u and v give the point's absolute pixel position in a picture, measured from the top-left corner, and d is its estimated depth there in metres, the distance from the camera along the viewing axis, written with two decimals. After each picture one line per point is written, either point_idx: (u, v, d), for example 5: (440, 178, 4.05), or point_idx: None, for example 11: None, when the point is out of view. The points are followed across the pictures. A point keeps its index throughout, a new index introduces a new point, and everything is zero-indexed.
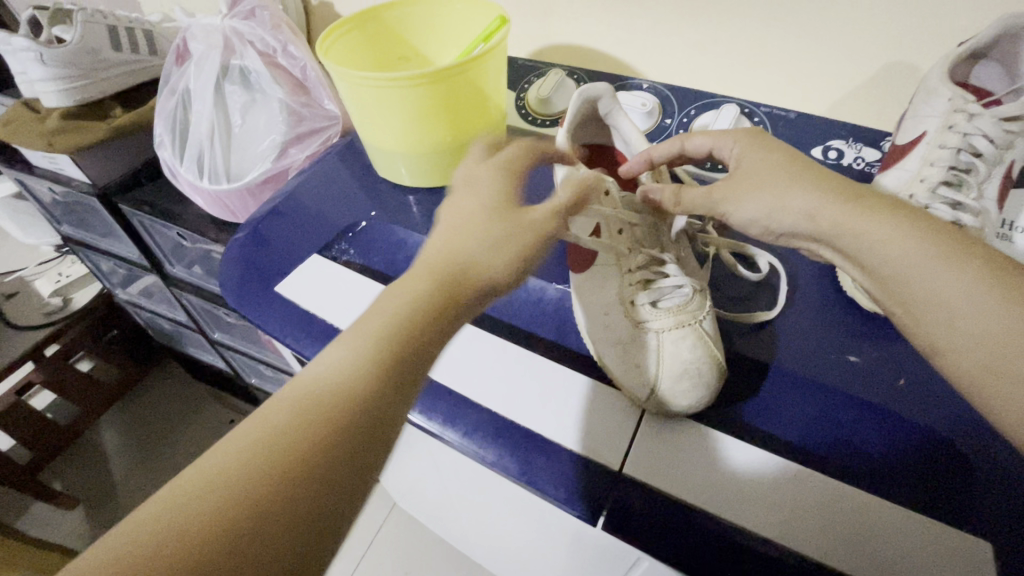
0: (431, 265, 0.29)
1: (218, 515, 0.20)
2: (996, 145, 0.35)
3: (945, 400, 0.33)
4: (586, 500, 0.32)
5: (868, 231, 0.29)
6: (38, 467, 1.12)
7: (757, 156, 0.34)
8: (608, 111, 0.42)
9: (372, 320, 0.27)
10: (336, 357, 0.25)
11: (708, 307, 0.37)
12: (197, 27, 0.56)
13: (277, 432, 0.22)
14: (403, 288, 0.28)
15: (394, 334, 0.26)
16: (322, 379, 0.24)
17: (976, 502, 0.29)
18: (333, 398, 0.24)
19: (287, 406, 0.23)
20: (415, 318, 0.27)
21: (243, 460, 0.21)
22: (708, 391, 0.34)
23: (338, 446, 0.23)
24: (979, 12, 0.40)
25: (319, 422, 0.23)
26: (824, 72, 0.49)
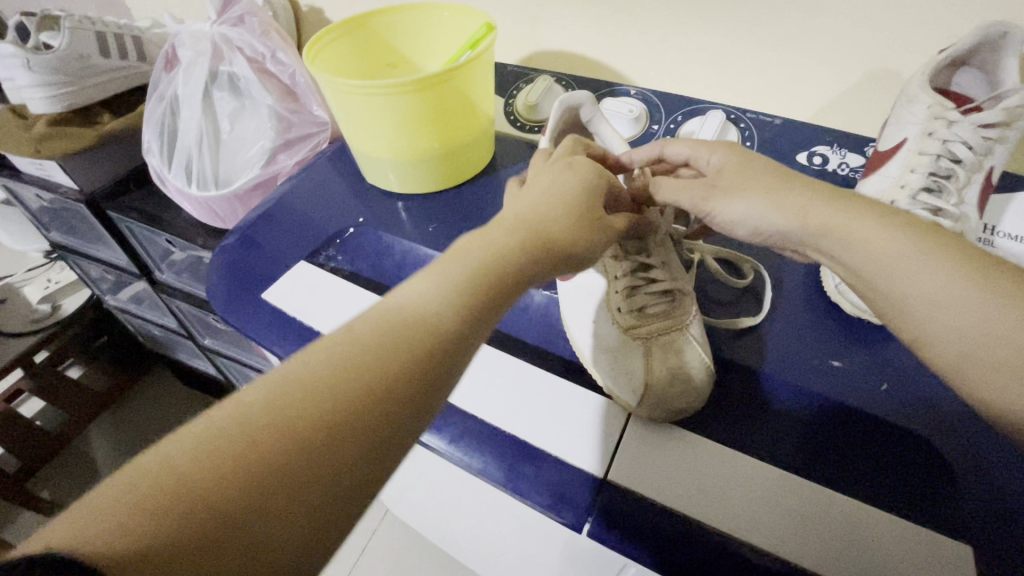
0: (495, 237, 0.29)
1: (244, 468, 0.19)
2: (974, 151, 0.35)
3: (927, 405, 0.33)
4: (572, 507, 0.33)
5: (849, 235, 0.29)
6: (26, 476, 1.10)
7: (739, 161, 0.34)
8: (589, 118, 0.43)
9: (430, 288, 0.26)
10: (392, 322, 0.24)
11: (694, 311, 0.38)
12: (187, 34, 0.56)
13: (313, 386, 0.21)
14: (462, 256, 0.27)
15: (448, 310, 0.25)
16: (370, 342, 0.23)
17: (954, 506, 0.30)
18: (381, 369, 0.22)
19: (332, 361, 0.22)
20: (468, 292, 0.26)
21: (280, 413, 0.20)
22: (699, 396, 0.34)
23: (374, 420, 0.22)
24: (959, 20, 0.41)
25: (363, 388, 0.22)
26: (808, 79, 0.49)
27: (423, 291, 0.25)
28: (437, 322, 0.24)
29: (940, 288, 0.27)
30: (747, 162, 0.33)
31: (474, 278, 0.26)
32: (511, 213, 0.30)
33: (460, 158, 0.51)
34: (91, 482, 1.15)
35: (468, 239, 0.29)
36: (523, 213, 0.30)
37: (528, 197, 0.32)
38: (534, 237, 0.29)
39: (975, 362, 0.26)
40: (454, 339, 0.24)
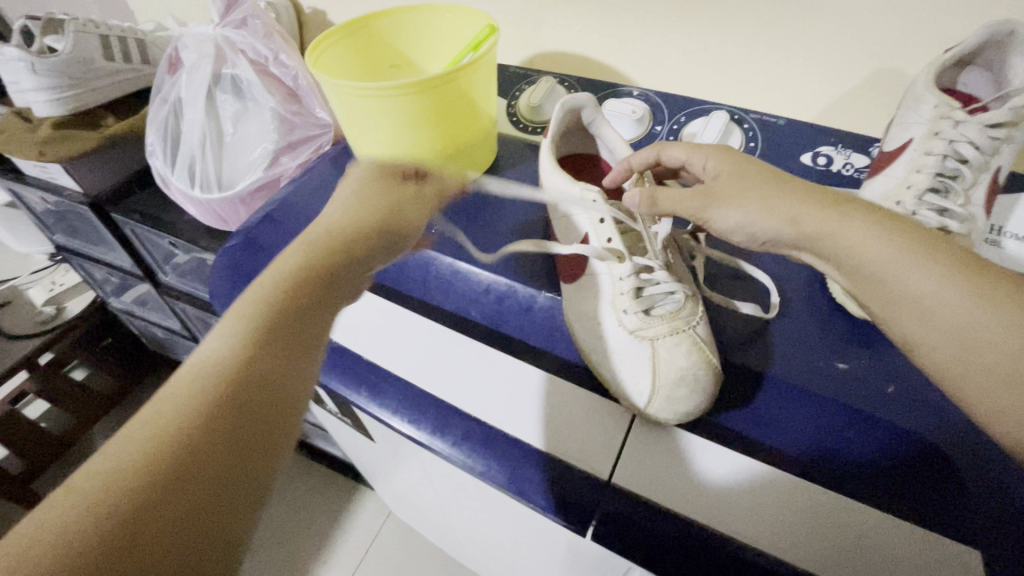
0: (314, 241, 0.32)
1: (161, 463, 0.21)
2: (981, 151, 0.35)
3: (936, 407, 0.33)
4: (577, 509, 0.33)
5: (853, 232, 0.29)
6: (31, 477, 1.11)
7: (739, 164, 0.34)
8: (591, 120, 0.42)
9: (280, 277, 0.29)
10: (257, 304, 0.27)
11: (700, 313, 0.37)
12: (190, 37, 0.56)
13: (184, 415, 0.22)
14: (303, 252, 0.30)
15: (304, 287, 0.29)
16: (243, 326, 0.26)
17: (960, 509, 0.30)
18: (261, 343, 0.25)
19: (217, 352, 0.24)
20: (314, 273, 0.30)
21: (182, 408, 0.22)
22: (705, 398, 0.33)
23: (267, 386, 0.24)
24: (966, 19, 0.41)
25: (247, 365, 0.24)
26: (813, 79, 0.49)
27: (274, 278, 0.28)
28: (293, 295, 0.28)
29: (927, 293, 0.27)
30: (743, 169, 0.34)
31: (307, 263, 0.30)
32: (343, 223, 0.34)
33: (464, 160, 0.51)
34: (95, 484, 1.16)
35: (299, 243, 0.31)
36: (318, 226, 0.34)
37: (348, 208, 0.36)
38: (358, 235, 0.33)
39: (987, 368, 0.26)
40: (315, 305, 0.29)
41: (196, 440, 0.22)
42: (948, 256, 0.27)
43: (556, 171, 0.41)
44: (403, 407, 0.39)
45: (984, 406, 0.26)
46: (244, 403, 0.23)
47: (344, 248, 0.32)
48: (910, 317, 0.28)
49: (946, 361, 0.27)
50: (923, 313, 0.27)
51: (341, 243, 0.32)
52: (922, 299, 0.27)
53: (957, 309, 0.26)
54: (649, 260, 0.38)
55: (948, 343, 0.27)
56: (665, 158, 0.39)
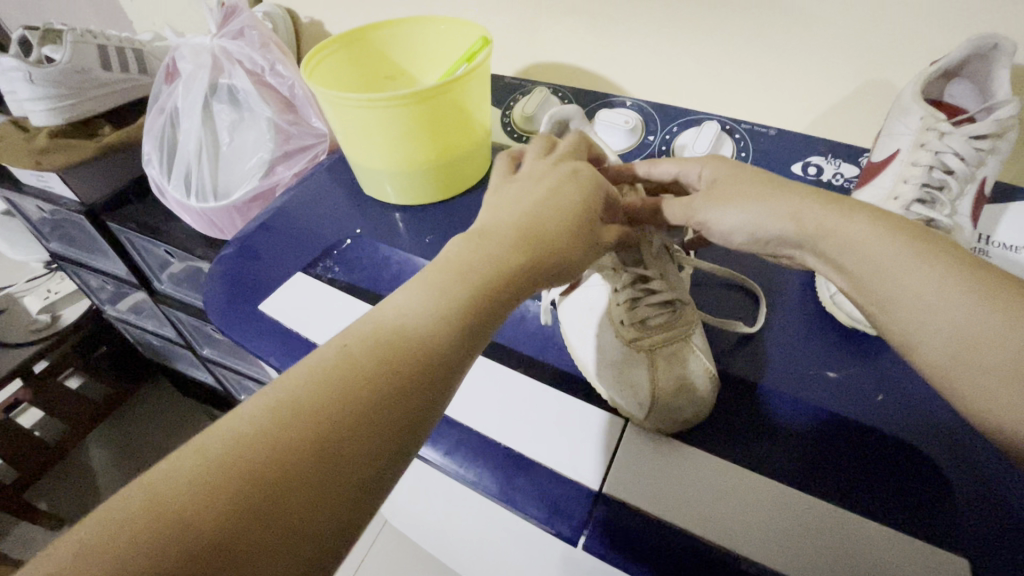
0: (481, 247, 0.29)
1: (250, 472, 0.19)
2: (967, 162, 0.35)
3: (924, 415, 0.33)
4: (569, 518, 0.33)
5: (846, 237, 0.29)
6: (24, 486, 1.10)
7: (729, 172, 0.34)
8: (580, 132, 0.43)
9: (429, 293, 0.26)
10: (393, 330, 0.25)
11: (694, 322, 0.38)
12: (187, 47, 0.56)
13: (352, 376, 0.23)
14: (454, 264, 0.28)
15: (455, 315, 0.26)
16: (374, 353, 0.24)
17: (948, 518, 0.30)
18: (386, 366, 0.23)
19: (338, 365, 0.23)
20: (470, 294, 0.26)
21: (299, 412, 0.21)
22: (703, 406, 0.34)
23: (381, 414, 0.22)
24: (951, 32, 0.41)
25: (366, 392, 0.22)
26: (803, 90, 0.50)
27: (421, 298, 0.26)
28: (441, 328, 0.25)
29: (925, 287, 0.27)
30: (737, 171, 0.34)
31: (462, 282, 0.27)
32: (512, 217, 0.31)
33: (456, 169, 0.51)
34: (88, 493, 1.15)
35: (460, 246, 0.29)
36: (512, 222, 0.30)
37: (532, 208, 0.31)
38: (529, 237, 0.30)
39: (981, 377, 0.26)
40: (462, 342, 0.25)
41: (291, 459, 0.20)
42: (946, 256, 0.27)
43: None
44: None
45: (974, 415, 0.26)
46: (356, 432, 0.21)
47: (511, 259, 0.28)
48: (903, 325, 0.28)
49: (934, 368, 0.27)
50: (916, 321, 0.27)
51: (534, 253, 0.29)
52: (912, 306, 0.27)
53: (946, 317, 0.26)
54: (643, 270, 0.39)
55: (940, 351, 0.27)
56: (654, 173, 0.39)
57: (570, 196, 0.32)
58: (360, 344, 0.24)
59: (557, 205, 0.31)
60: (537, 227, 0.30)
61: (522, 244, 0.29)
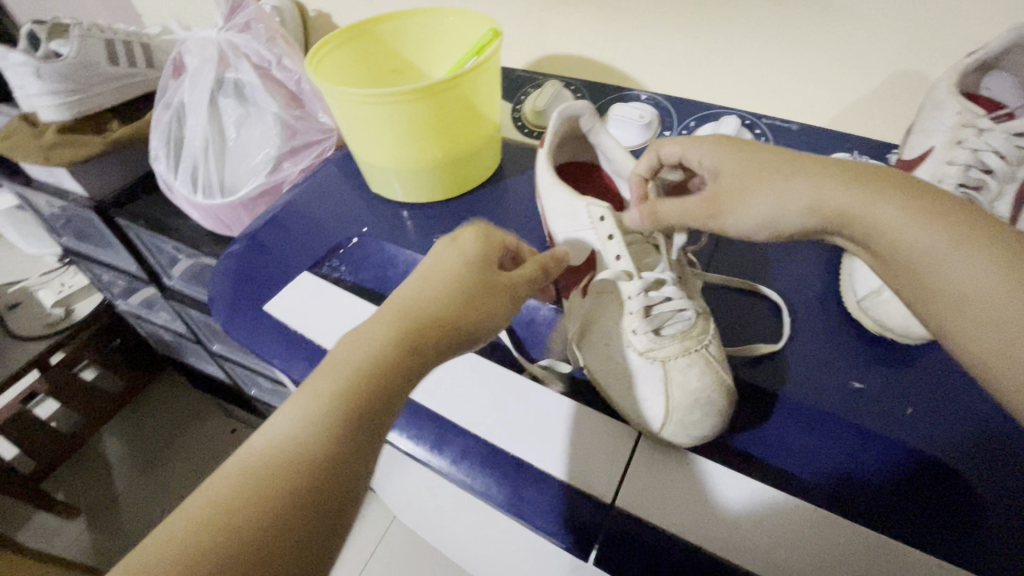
0: (375, 335, 0.27)
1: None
2: (1007, 160, 0.33)
3: (956, 426, 0.32)
4: (580, 529, 0.31)
5: (880, 218, 0.27)
6: (41, 476, 1.12)
7: (737, 163, 0.33)
8: (589, 129, 0.41)
9: (311, 403, 0.25)
10: (273, 459, 0.23)
11: (712, 331, 0.36)
12: (192, 40, 0.55)
13: (266, 474, 0.22)
14: (368, 336, 0.27)
15: (343, 428, 0.24)
16: (285, 446, 0.23)
17: (985, 537, 0.28)
18: (263, 498, 0.22)
19: (196, 516, 0.21)
20: (378, 372, 0.26)
21: (219, 517, 0.21)
22: (721, 420, 0.32)
23: (257, 556, 0.20)
24: (993, 20, 0.39)
25: (221, 544, 0.20)
26: (828, 84, 0.48)
27: (299, 413, 0.24)
28: (320, 446, 0.23)
29: (968, 278, 0.24)
30: (745, 157, 0.33)
31: (339, 388, 0.25)
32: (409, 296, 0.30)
33: (465, 166, 0.50)
34: (100, 484, 1.16)
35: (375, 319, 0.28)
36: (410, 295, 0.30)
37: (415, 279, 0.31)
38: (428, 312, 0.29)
39: None
40: (351, 455, 0.24)
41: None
42: (994, 247, 0.24)
43: (553, 186, 0.40)
44: (405, 420, 0.37)
45: None
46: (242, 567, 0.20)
47: (402, 344, 0.27)
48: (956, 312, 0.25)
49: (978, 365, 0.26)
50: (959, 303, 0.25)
51: (428, 335, 0.28)
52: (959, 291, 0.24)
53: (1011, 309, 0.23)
54: (660, 274, 0.36)
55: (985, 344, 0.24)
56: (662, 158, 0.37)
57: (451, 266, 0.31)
58: (284, 432, 0.24)
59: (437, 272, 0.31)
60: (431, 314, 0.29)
61: (413, 328, 0.28)
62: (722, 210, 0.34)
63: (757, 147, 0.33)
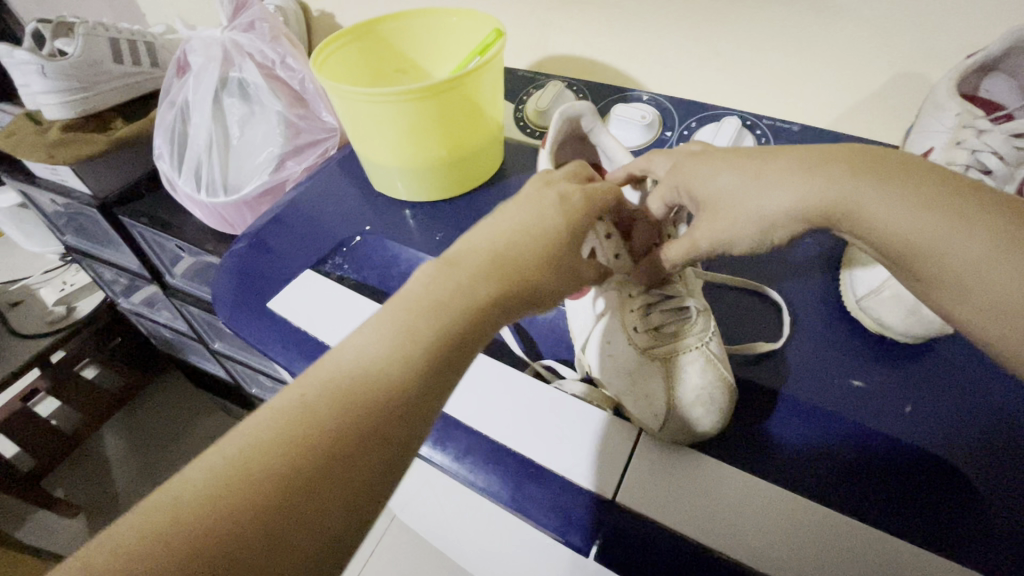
0: (452, 276, 0.27)
1: (215, 514, 0.19)
2: (1007, 161, 0.33)
3: (955, 424, 0.32)
4: (581, 525, 0.31)
5: (877, 211, 0.25)
6: (41, 474, 1.12)
7: (719, 166, 0.30)
8: (590, 129, 0.42)
9: (370, 356, 0.24)
10: (348, 376, 0.23)
11: (714, 329, 0.37)
12: (197, 40, 0.55)
13: (328, 421, 0.22)
14: (440, 289, 0.27)
15: (416, 366, 0.24)
16: (348, 396, 0.23)
17: (983, 534, 0.28)
18: (342, 418, 0.22)
19: (279, 423, 0.21)
20: (445, 330, 0.25)
21: (278, 453, 0.20)
22: (719, 418, 0.32)
23: (328, 481, 0.21)
24: (992, 23, 0.39)
25: (262, 492, 0.19)
26: (827, 86, 0.48)
27: (373, 355, 0.24)
28: (384, 398, 0.23)
29: (976, 256, 0.22)
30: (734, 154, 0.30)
31: (411, 339, 0.24)
32: (487, 240, 0.30)
33: (468, 165, 0.50)
34: (100, 481, 1.16)
35: (446, 269, 0.28)
36: (475, 249, 0.29)
37: (488, 231, 0.31)
38: (503, 270, 0.28)
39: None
40: (413, 413, 0.23)
41: (229, 529, 0.19)
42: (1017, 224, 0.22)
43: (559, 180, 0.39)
44: None
45: None
46: (287, 512, 0.19)
47: (480, 290, 0.27)
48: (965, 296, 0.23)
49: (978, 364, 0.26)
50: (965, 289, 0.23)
51: (507, 285, 0.28)
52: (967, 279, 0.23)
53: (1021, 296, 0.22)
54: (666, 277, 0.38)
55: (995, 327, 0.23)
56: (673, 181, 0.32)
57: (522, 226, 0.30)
58: (351, 376, 0.23)
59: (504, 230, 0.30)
60: (502, 269, 0.28)
61: (491, 275, 0.28)
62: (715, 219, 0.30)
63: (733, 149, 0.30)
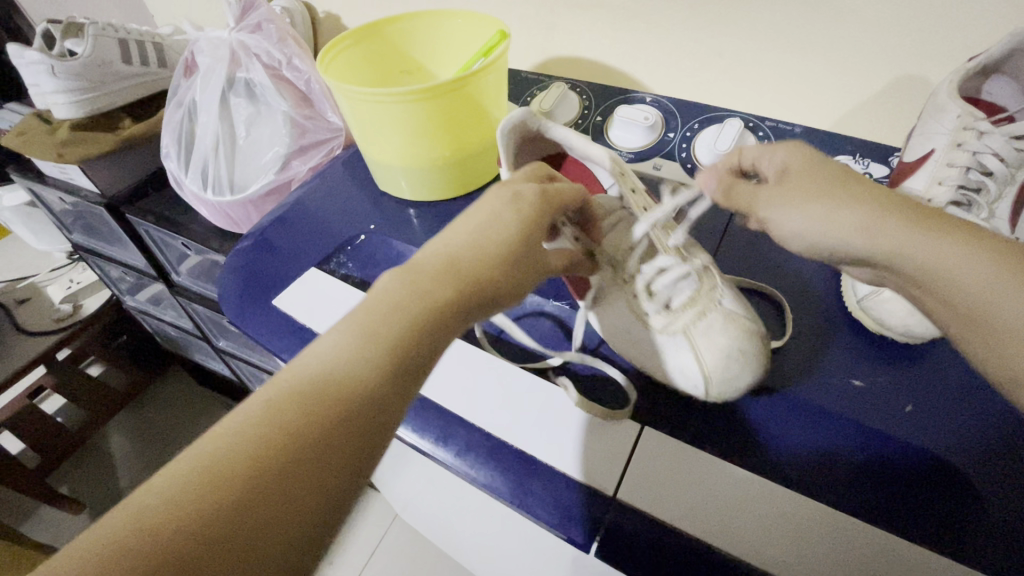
0: (410, 281, 0.27)
1: (175, 526, 0.19)
2: (1007, 164, 0.34)
3: (957, 423, 0.32)
4: (583, 522, 0.32)
5: (925, 257, 0.27)
6: (47, 470, 1.13)
7: (804, 174, 0.31)
8: (540, 127, 0.40)
9: (327, 358, 0.24)
10: (312, 381, 0.23)
11: (722, 286, 0.37)
12: (204, 40, 0.56)
13: (284, 429, 0.22)
14: (394, 295, 0.27)
15: (379, 366, 0.24)
16: (302, 401, 0.23)
17: (973, 531, 0.28)
18: (308, 417, 0.22)
19: (246, 427, 0.22)
20: (407, 334, 0.25)
21: (235, 459, 0.21)
22: (744, 377, 0.33)
23: (292, 480, 0.21)
24: (994, 26, 0.39)
25: (222, 497, 0.20)
26: (830, 88, 0.48)
27: (329, 358, 0.24)
28: (341, 400, 0.23)
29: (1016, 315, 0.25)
30: (814, 164, 0.31)
31: (371, 343, 0.25)
32: (444, 244, 0.30)
33: (472, 165, 0.51)
34: (105, 478, 1.17)
35: (397, 276, 0.28)
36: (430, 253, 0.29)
37: (452, 237, 0.30)
38: (458, 274, 0.28)
39: None
40: (374, 415, 0.24)
41: (196, 537, 0.19)
42: None
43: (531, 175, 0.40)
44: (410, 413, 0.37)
45: None
46: (248, 518, 0.20)
47: (436, 294, 0.27)
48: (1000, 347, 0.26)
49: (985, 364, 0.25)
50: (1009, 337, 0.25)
51: (467, 287, 0.28)
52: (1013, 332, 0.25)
53: None
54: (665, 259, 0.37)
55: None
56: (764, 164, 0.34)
57: (473, 232, 0.30)
58: (307, 383, 0.23)
59: (460, 238, 0.30)
60: (461, 275, 0.28)
61: (447, 278, 0.28)
62: (769, 211, 0.32)
63: (829, 161, 0.32)
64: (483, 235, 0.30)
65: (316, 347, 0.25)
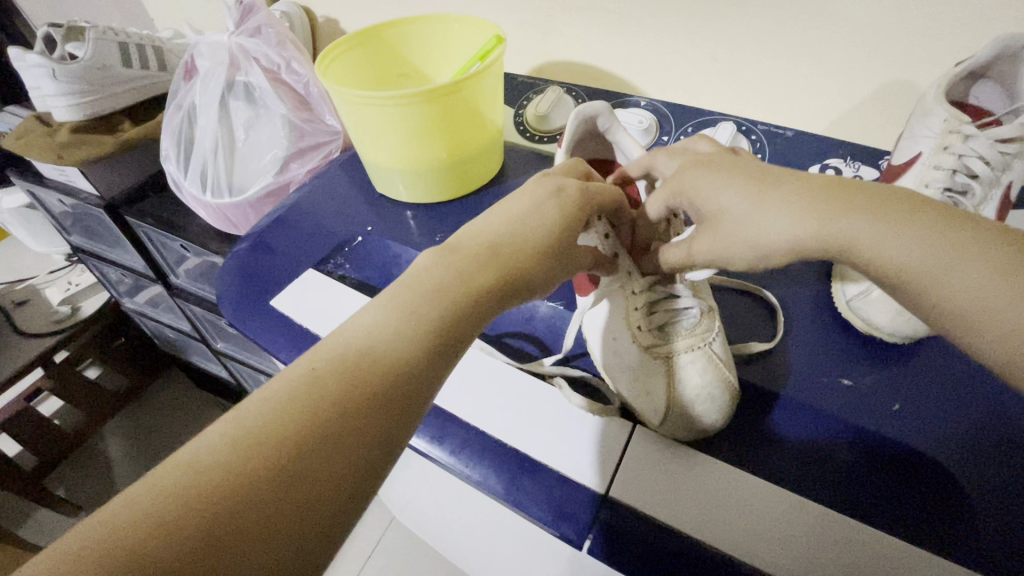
0: (450, 264, 0.29)
1: (220, 482, 0.19)
2: (992, 166, 0.34)
3: (947, 422, 0.33)
4: (576, 520, 0.32)
5: (879, 240, 0.25)
6: (43, 473, 1.13)
7: (711, 172, 0.30)
8: (607, 127, 0.42)
9: (370, 335, 0.25)
10: (356, 352, 0.24)
11: (717, 328, 0.37)
12: (204, 44, 0.57)
13: (330, 399, 0.22)
14: (428, 282, 0.28)
15: (417, 347, 0.25)
16: (346, 373, 0.23)
17: (969, 525, 0.29)
18: (351, 389, 0.23)
19: (290, 395, 0.22)
20: (441, 317, 0.26)
21: (283, 424, 0.21)
22: (718, 416, 0.33)
23: (334, 450, 0.21)
24: (981, 32, 0.40)
25: (269, 459, 0.20)
26: (821, 92, 0.49)
27: (370, 335, 0.25)
28: (382, 376, 0.24)
29: (977, 285, 0.23)
30: (723, 161, 0.30)
31: (410, 324, 0.25)
32: (480, 232, 0.31)
33: (469, 168, 0.51)
34: (102, 480, 1.17)
35: (434, 263, 0.29)
36: (460, 244, 0.30)
37: (489, 224, 0.32)
38: (499, 258, 0.29)
39: None
40: (411, 394, 0.24)
41: (248, 492, 0.19)
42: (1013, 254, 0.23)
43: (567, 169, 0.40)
44: None
45: None
46: (290, 485, 0.20)
47: (476, 276, 0.28)
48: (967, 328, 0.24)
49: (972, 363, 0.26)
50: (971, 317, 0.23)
51: (504, 271, 0.29)
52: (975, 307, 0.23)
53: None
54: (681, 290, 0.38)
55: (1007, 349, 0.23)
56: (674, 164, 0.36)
57: (506, 221, 0.31)
58: (349, 357, 0.24)
59: (497, 225, 0.31)
60: (499, 260, 0.29)
61: (484, 261, 0.29)
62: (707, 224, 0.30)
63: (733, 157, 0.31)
64: (520, 223, 0.31)
65: (356, 326, 0.25)
